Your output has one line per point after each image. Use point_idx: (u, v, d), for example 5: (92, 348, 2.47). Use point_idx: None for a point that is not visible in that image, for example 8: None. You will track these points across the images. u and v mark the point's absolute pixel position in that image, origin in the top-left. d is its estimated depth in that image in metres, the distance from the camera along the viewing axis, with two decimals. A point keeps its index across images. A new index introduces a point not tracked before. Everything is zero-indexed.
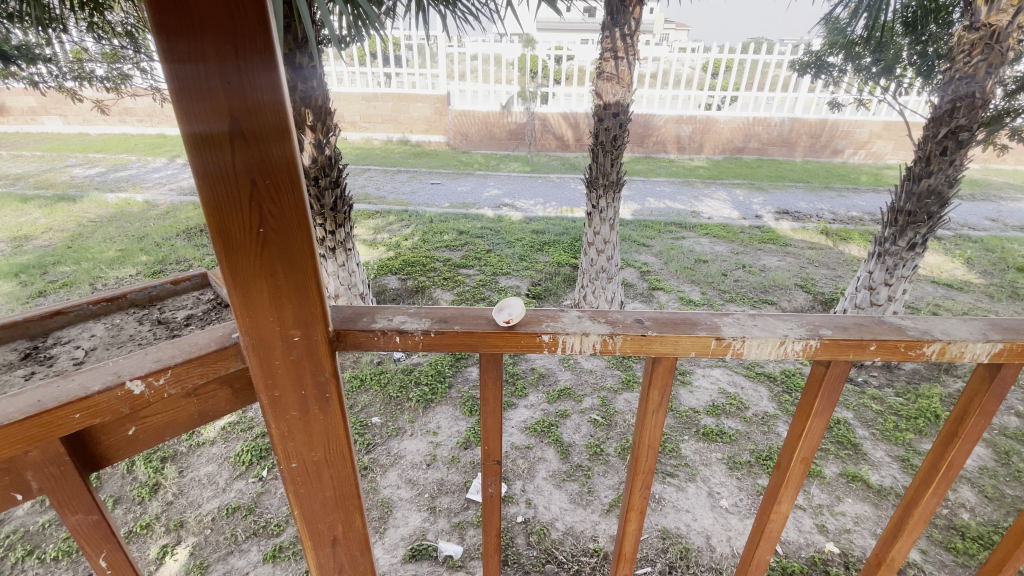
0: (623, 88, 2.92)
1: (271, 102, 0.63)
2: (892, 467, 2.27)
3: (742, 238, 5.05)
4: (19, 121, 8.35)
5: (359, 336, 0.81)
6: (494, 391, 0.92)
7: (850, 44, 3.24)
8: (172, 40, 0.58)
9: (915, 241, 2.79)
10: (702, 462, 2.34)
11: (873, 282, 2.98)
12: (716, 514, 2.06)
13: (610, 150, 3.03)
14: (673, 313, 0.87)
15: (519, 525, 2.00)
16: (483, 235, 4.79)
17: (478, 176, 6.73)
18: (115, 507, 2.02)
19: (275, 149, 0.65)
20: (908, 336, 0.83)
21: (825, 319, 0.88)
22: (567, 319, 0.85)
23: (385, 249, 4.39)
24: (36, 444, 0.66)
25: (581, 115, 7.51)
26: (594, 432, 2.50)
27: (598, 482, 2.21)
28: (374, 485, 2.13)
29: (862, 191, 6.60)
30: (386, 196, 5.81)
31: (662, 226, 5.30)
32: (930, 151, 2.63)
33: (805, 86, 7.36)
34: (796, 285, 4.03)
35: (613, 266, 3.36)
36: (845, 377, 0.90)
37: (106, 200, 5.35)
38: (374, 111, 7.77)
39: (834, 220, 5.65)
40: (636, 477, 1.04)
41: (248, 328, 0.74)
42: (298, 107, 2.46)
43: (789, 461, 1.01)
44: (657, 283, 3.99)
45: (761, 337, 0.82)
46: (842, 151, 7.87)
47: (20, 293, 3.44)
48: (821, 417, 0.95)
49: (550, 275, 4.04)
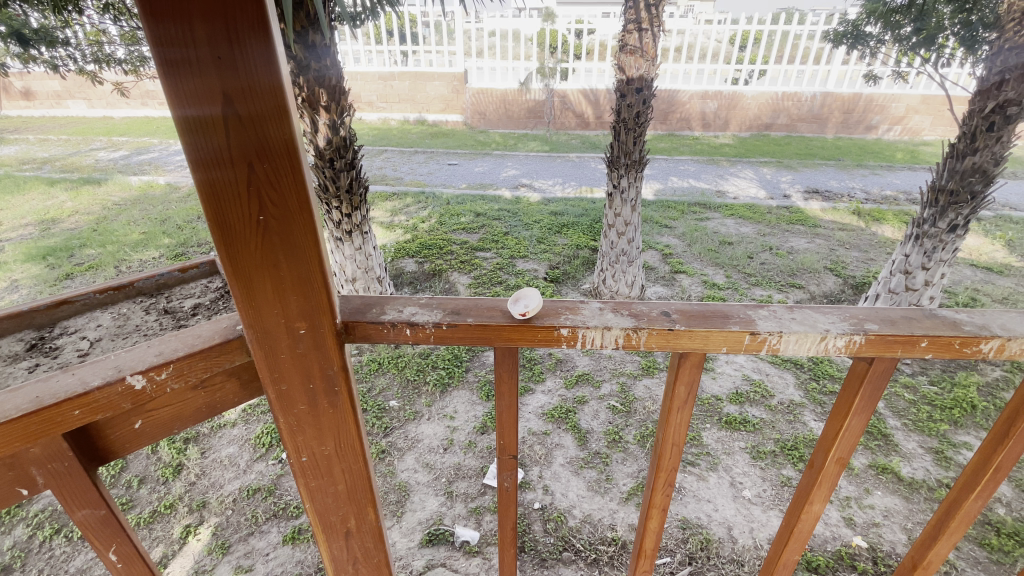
0: (647, 62, 2.78)
1: (267, 81, 0.58)
2: (925, 459, 2.18)
3: (769, 219, 4.88)
4: (45, 105, 8.49)
5: (368, 328, 0.77)
6: (510, 383, 0.87)
7: (889, 12, 3.04)
8: (160, 22, 0.54)
9: (956, 223, 2.64)
10: (724, 451, 2.28)
11: (909, 266, 2.82)
12: (739, 504, 2.01)
13: (633, 128, 2.91)
14: (703, 305, 0.81)
15: (536, 512, 1.98)
16: (500, 217, 4.72)
17: (496, 156, 6.62)
18: (141, 487, 2.07)
19: (273, 131, 0.60)
20: (964, 332, 0.76)
21: (870, 312, 0.80)
22: (588, 311, 0.80)
23: (402, 232, 4.36)
24: (36, 440, 0.64)
25: (601, 92, 7.28)
26: (613, 419, 2.46)
27: (617, 469, 2.18)
28: (392, 469, 2.14)
29: (896, 169, 6.30)
30: (403, 177, 5.76)
31: (685, 206, 5.15)
32: (975, 127, 2.46)
33: (839, 59, 7.03)
34: (826, 269, 3.87)
35: (634, 249, 3.27)
36: (890, 374, 0.83)
37: (129, 183, 5.43)
38: (390, 90, 7.68)
39: (866, 199, 5.41)
40: (659, 475, 1.00)
41: (252, 322, 0.71)
42: (312, 87, 2.40)
43: (824, 461, 0.94)
44: (680, 266, 3.88)
45: (799, 331, 0.76)
46: (876, 127, 7.48)
47: (49, 275, 3.53)
48: (860, 415, 0.88)
49: (569, 257, 3.97)
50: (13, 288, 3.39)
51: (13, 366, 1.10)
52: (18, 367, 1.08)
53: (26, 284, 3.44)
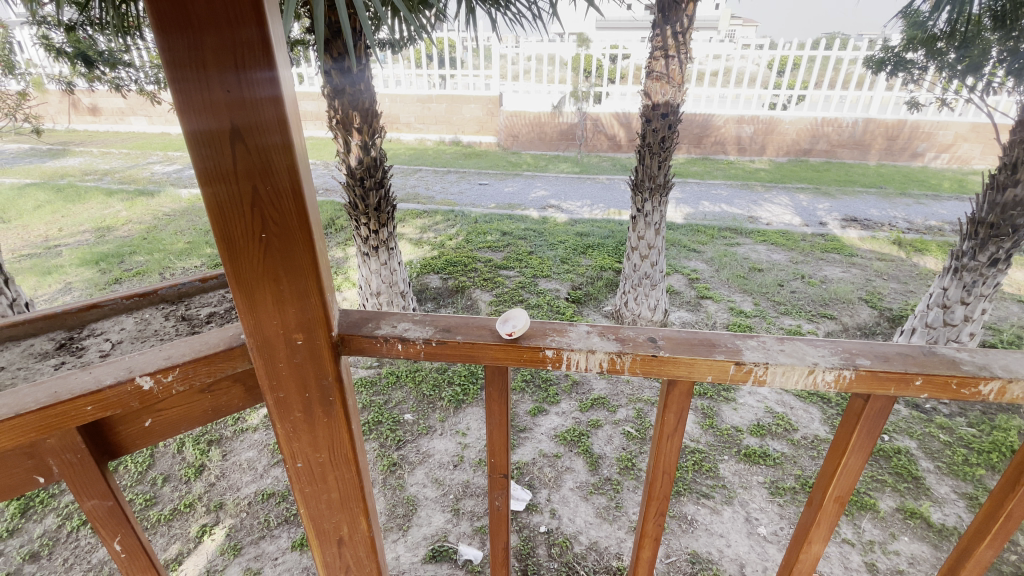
0: (673, 87, 2.80)
1: (270, 106, 0.63)
2: (958, 505, 2.04)
3: (803, 246, 4.76)
4: (110, 121, 9.19)
5: (362, 342, 0.81)
6: (500, 402, 0.89)
7: (931, 39, 2.97)
8: (174, 48, 0.60)
9: (998, 257, 2.50)
10: (741, 485, 2.21)
11: (947, 300, 2.68)
12: (753, 541, 1.94)
13: (658, 152, 2.92)
14: (691, 332, 0.81)
15: (541, 535, 1.97)
16: (526, 236, 4.77)
17: (526, 176, 6.72)
18: (164, 485, 2.16)
19: (275, 153, 0.66)
20: (961, 371, 0.72)
21: (865, 346, 0.78)
22: (575, 334, 0.81)
23: (429, 248, 4.45)
24: (51, 432, 0.70)
25: (634, 115, 7.28)
26: (627, 445, 2.43)
27: (627, 497, 2.14)
28: (401, 482, 2.16)
29: (943, 199, 6.05)
30: (435, 196, 5.91)
31: (715, 231, 5.08)
32: (1017, 157, 2.33)
33: (882, 85, 6.83)
34: (861, 300, 3.74)
35: (657, 272, 3.25)
36: (889, 413, 0.81)
37: (180, 195, 5.76)
38: (428, 112, 7.92)
39: (908, 229, 5.22)
40: (650, 504, 0.98)
41: (253, 331, 0.76)
42: (346, 110, 2.54)
43: (821, 499, 0.92)
44: (706, 292, 3.83)
45: (787, 364, 0.75)
46: (922, 154, 7.21)
47: (100, 279, 3.78)
48: (858, 453, 0.86)
49: (592, 278, 3.97)
50: (67, 290, 3.64)
51: (40, 364, 1.08)
52: (44, 365, 1.05)
53: (79, 286, 3.69)
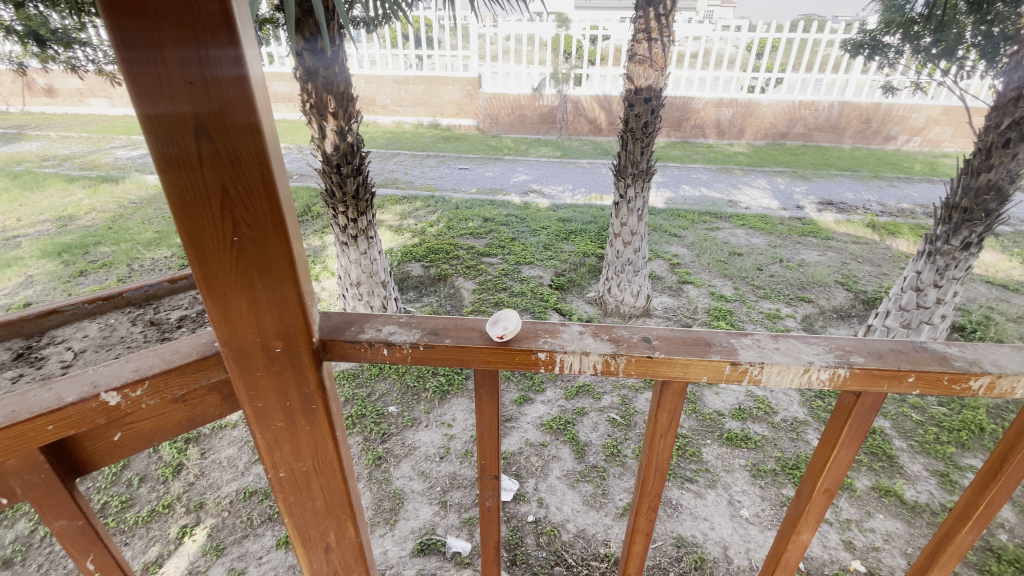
0: (656, 71, 2.76)
1: (237, 92, 0.58)
2: (929, 482, 2.11)
3: (781, 230, 4.83)
4: (68, 103, 8.72)
5: (346, 347, 0.77)
6: (490, 405, 0.86)
7: (908, 22, 2.98)
8: (125, 25, 0.54)
9: (970, 241, 2.55)
10: (724, 468, 2.25)
11: (921, 284, 2.75)
12: (736, 524, 1.98)
13: (641, 137, 2.89)
14: (686, 330, 0.80)
15: (529, 525, 1.97)
16: (509, 222, 4.72)
17: (507, 161, 6.64)
18: (141, 485, 2.10)
19: (243, 144, 0.61)
20: (953, 367, 0.72)
21: (858, 342, 0.78)
22: (567, 335, 0.79)
23: (409, 236, 4.37)
24: (11, 454, 0.66)
25: (615, 98, 7.22)
26: (612, 432, 2.44)
27: (613, 484, 2.16)
28: (387, 475, 2.14)
29: (914, 182, 6.20)
30: (414, 181, 5.80)
31: (696, 215, 5.11)
32: (991, 142, 2.37)
33: (858, 68, 6.90)
34: (837, 283, 3.82)
35: (640, 258, 3.25)
36: (878, 408, 0.81)
37: (146, 182, 5.52)
38: (405, 94, 7.71)
39: (881, 212, 5.33)
40: (642, 500, 0.98)
41: (226, 338, 0.71)
42: (320, 93, 2.44)
43: (811, 491, 0.92)
44: (687, 277, 3.85)
45: (782, 363, 0.74)
46: (895, 137, 7.35)
47: (64, 271, 3.60)
48: (849, 446, 0.86)
49: (575, 265, 3.96)
50: (28, 283, 3.47)
51: None
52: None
53: (41, 280, 3.51)
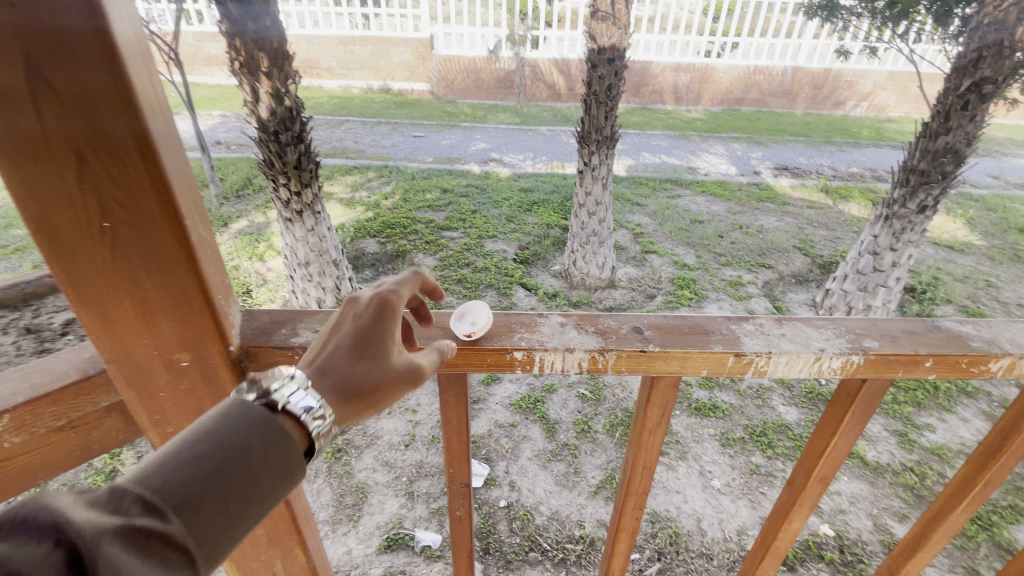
0: (619, 29, 2.58)
1: (88, 32, 0.42)
2: (889, 442, 2.18)
3: (740, 196, 4.86)
4: None
5: (275, 355, 0.63)
6: (457, 410, 0.74)
7: None
8: None
9: (926, 203, 2.60)
10: (694, 439, 2.24)
11: (877, 247, 2.80)
12: (708, 495, 1.98)
13: (604, 102, 2.75)
14: (680, 317, 0.69)
15: (501, 510, 1.90)
16: (468, 193, 4.52)
17: (464, 128, 6.37)
18: None
19: (105, 107, 0.44)
20: (972, 349, 0.65)
21: (867, 323, 0.70)
22: (546, 328, 0.67)
23: (363, 209, 4.12)
24: None
25: (574, 62, 7.00)
26: (582, 408, 2.40)
27: (585, 462, 2.12)
28: (349, 469, 2.01)
29: (863, 146, 6.39)
30: (366, 150, 5.47)
31: (657, 183, 5.07)
32: (949, 105, 2.38)
33: (810, 33, 6.95)
34: (795, 248, 3.88)
35: (606, 229, 3.16)
36: (883, 393, 0.74)
37: None
38: (351, 56, 7.15)
39: (834, 176, 5.46)
40: (628, 499, 0.90)
41: (113, 355, 0.56)
42: (251, 51, 2.18)
43: (806, 480, 0.86)
44: (651, 246, 3.81)
45: (790, 352, 0.65)
46: (844, 103, 7.53)
47: None
48: (849, 434, 0.79)
49: (539, 237, 3.85)
50: None
51: None
52: None
53: None
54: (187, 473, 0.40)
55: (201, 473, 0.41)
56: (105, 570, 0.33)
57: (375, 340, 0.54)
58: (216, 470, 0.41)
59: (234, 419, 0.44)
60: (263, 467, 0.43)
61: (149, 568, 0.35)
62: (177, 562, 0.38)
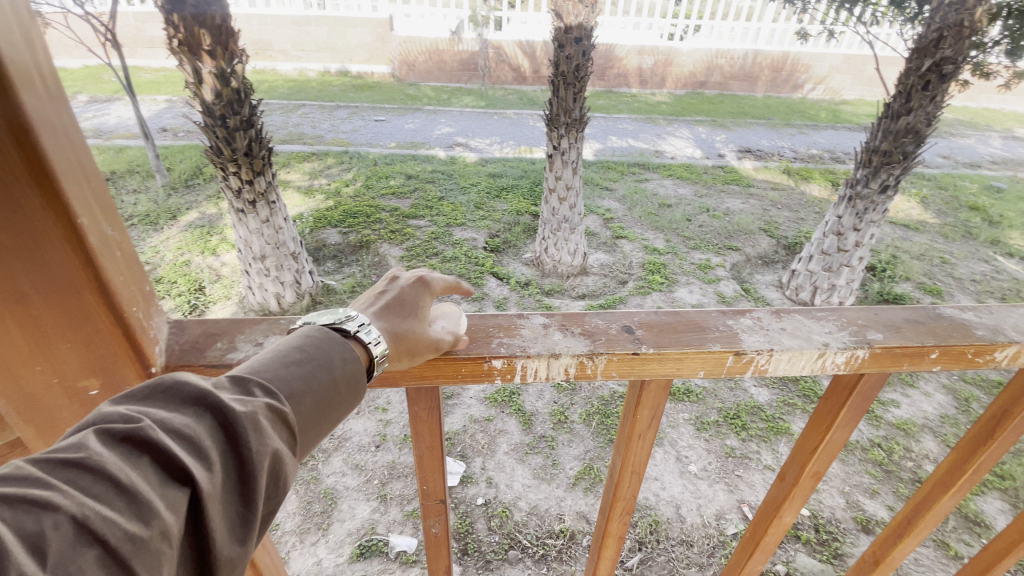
0: (587, 8, 2.48)
1: None
2: (857, 419, 2.23)
3: (706, 179, 4.89)
4: None
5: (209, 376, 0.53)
6: (429, 424, 0.66)
7: None
8: None
9: (888, 183, 2.65)
10: (670, 425, 2.23)
11: (841, 228, 2.85)
12: (686, 481, 1.98)
13: (572, 83, 2.66)
14: (673, 313, 0.63)
15: (479, 508, 1.84)
16: (435, 180, 4.38)
17: (427, 112, 6.18)
18: None
19: None
20: (977, 338, 0.62)
21: (868, 313, 0.65)
22: (528, 331, 0.60)
23: (323, 198, 3.93)
24: None
25: (539, 44, 6.85)
26: (558, 398, 2.36)
27: (563, 453, 2.08)
28: (316, 474, 1.91)
29: (821, 129, 6.55)
30: (324, 135, 5.21)
31: (625, 167, 5.04)
32: (911, 85, 2.41)
33: (770, 16, 7.01)
34: (760, 230, 3.94)
35: (576, 215, 3.11)
36: (882, 385, 0.70)
37: None
38: (307, 37, 6.64)
39: (795, 158, 5.57)
40: (615, 505, 0.84)
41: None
42: (190, 27, 1.97)
43: (798, 476, 0.82)
44: (621, 231, 3.79)
45: (793, 348, 0.60)
46: (802, 86, 7.68)
47: None
48: (844, 427, 0.76)
49: (509, 224, 3.76)
50: None
51: None
52: None
53: None
54: (280, 371, 0.45)
55: (297, 372, 0.45)
56: (251, 426, 0.39)
57: (411, 303, 0.57)
58: (312, 370, 0.46)
59: (318, 331, 0.49)
60: (341, 378, 0.47)
61: (274, 433, 0.40)
62: (288, 443, 0.42)
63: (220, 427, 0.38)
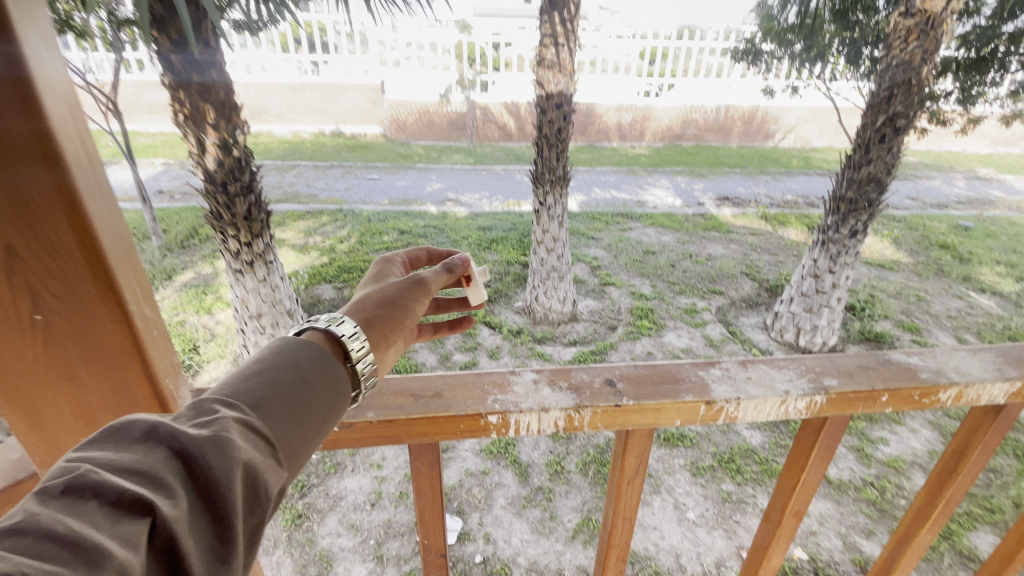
0: (565, 77, 2.70)
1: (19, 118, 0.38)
2: (848, 459, 2.26)
3: (687, 226, 5.08)
4: None
5: None
6: (430, 478, 0.71)
7: (783, 31, 3.23)
8: None
9: (857, 228, 2.80)
10: (665, 471, 2.24)
11: (818, 270, 2.99)
12: (684, 528, 1.97)
13: (555, 144, 2.84)
14: (650, 367, 0.70)
15: (477, 566, 1.81)
16: (426, 234, 4.51)
17: None
18: None
19: (39, 196, 0.41)
20: (922, 381, 0.69)
21: (825, 361, 0.72)
22: (519, 388, 0.66)
23: (317, 255, 4.03)
24: None
25: (523, 104, 7.23)
26: (554, 448, 2.37)
27: (560, 505, 2.07)
28: (311, 536, 1.88)
29: None
30: (318, 194, 5.39)
31: (609, 216, 5.23)
32: (868, 139, 2.59)
33: None
34: (742, 274, 4.08)
35: (564, 265, 3.22)
36: (846, 426, 0.77)
37: None
38: None
39: (771, 204, 5.82)
40: (610, 553, 0.87)
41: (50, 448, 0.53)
42: (196, 102, 2.11)
43: (781, 516, 0.86)
44: (609, 278, 3.90)
45: (758, 396, 0.66)
46: (774, 135, 8.12)
47: None
48: (818, 467, 0.81)
49: (500, 275, 3.87)
50: None
51: None
52: None
53: None
54: (244, 389, 0.43)
55: (262, 385, 0.44)
56: (215, 443, 0.36)
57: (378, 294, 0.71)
58: (278, 376, 0.45)
59: (283, 340, 0.49)
60: (315, 374, 0.47)
61: (246, 445, 0.38)
62: (264, 453, 0.40)
63: (176, 455, 0.36)
